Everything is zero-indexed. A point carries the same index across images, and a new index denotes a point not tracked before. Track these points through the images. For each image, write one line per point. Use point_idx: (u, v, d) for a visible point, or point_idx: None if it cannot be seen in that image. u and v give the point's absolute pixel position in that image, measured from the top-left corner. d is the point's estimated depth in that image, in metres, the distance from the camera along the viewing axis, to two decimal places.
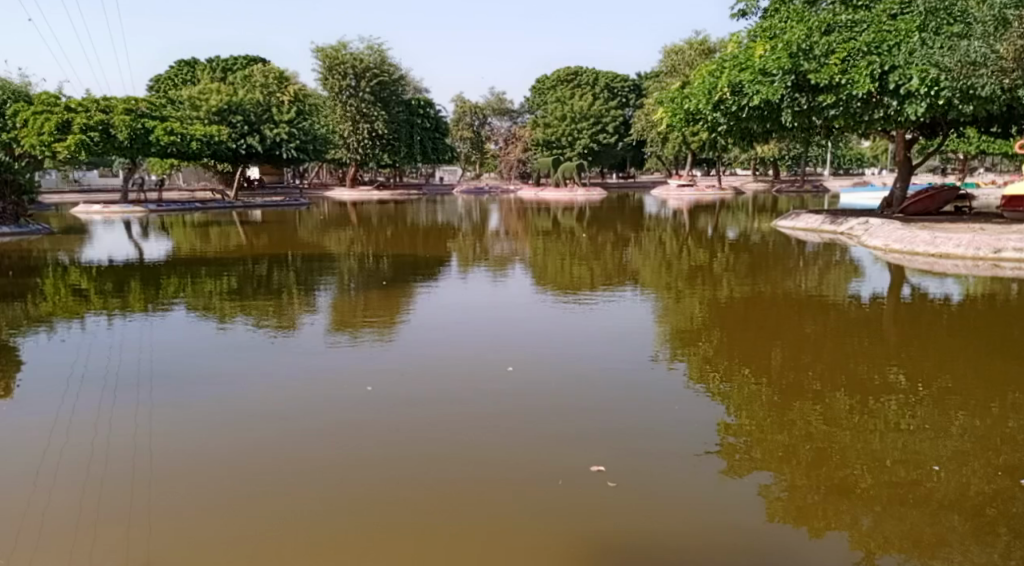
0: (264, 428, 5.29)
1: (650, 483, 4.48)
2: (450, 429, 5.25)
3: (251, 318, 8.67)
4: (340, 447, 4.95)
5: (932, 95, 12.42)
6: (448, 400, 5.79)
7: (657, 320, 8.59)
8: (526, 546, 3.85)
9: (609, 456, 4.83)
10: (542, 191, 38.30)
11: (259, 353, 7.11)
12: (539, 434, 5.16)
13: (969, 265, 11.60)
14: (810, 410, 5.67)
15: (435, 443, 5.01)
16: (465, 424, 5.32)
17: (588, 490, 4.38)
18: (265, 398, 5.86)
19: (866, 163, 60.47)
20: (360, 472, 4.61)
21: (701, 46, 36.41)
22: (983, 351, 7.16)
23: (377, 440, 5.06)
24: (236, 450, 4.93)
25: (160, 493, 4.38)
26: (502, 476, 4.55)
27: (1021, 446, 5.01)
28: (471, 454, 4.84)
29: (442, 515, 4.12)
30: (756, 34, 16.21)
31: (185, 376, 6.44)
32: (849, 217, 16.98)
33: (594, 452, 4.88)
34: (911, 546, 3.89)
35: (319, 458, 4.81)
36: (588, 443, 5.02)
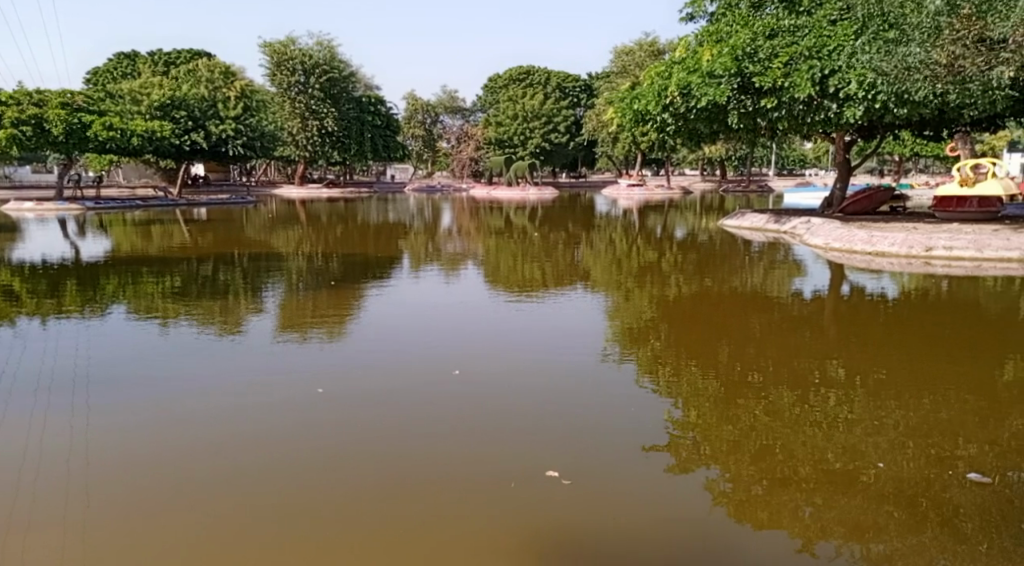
0: (206, 431, 5.30)
1: (600, 480, 4.62)
2: (399, 430, 5.31)
3: (195, 318, 8.65)
4: (290, 450, 4.99)
5: (869, 97, 12.89)
6: (396, 401, 5.86)
7: (606, 317, 8.79)
8: (476, 546, 3.95)
9: (563, 455, 4.94)
10: (494, 190, 38.39)
11: (201, 353, 7.13)
12: (486, 434, 5.25)
13: (903, 263, 12.04)
14: (753, 404, 5.89)
15: (386, 445, 5.06)
16: (414, 426, 5.39)
17: (538, 489, 4.50)
18: (206, 400, 5.88)
19: (809, 165, 61.79)
20: (315, 475, 4.66)
21: (652, 47, 36.90)
22: (919, 346, 7.48)
23: (331, 443, 5.11)
24: (186, 453, 4.95)
25: (104, 499, 4.39)
26: (455, 477, 4.64)
27: (950, 436, 5.28)
28: (420, 456, 4.92)
29: (402, 517, 4.20)
30: (703, 38, 16.52)
31: (123, 379, 6.41)
32: (792, 217, 17.46)
33: (544, 451, 5.00)
34: (846, 533, 4.10)
35: (268, 460, 4.85)
36: (542, 441, 5.15)
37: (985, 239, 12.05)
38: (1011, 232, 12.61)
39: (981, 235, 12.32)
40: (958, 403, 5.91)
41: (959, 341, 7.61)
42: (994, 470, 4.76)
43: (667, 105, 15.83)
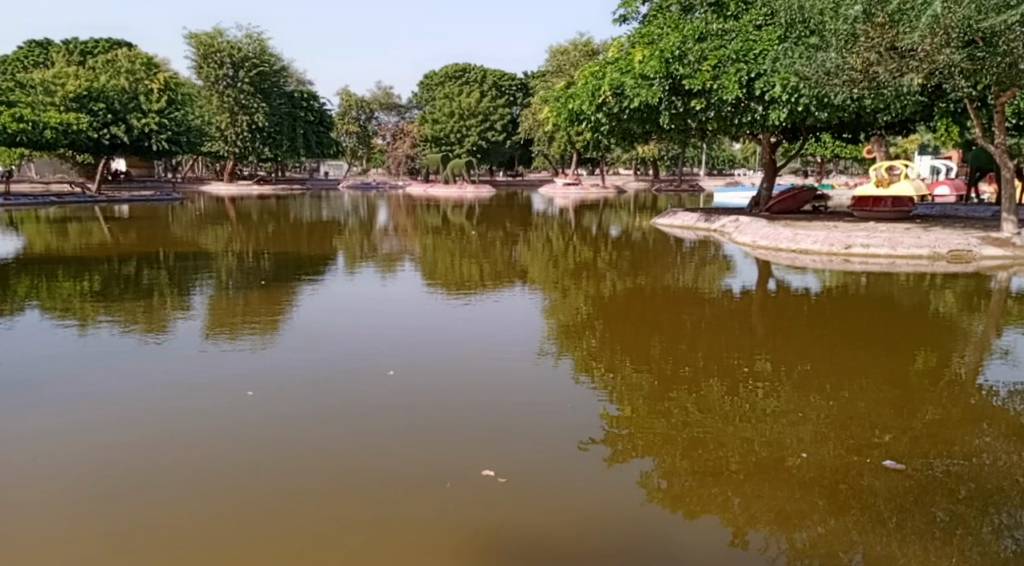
0: (135, 437, 5.23)
1: (535, 477, 4.73)
2: (336, 432, 5.33)
3: (117, 320, 8.45)
4: (224, 455, 4.97)
5: (792, 101, 13.33)
6: (331, 403, 5.88)
7: (543, 315, 8.94)
8: (413, 546, 4.01)
9: (497, 454, 5.04)
10: (431, 188, 38.30)
11: (125, 357, 7.00)
12: (422, 435, 5.31)
13: (825, 260, 12.52)
14: (685, 398, 6.11)
15: (323, 448, 5.09)
16: (350, 428, 5.42)
17: (475, 488, 4.58)
18: (134, 405, 5.78)
19: (738, 165, 63.44)
20: (250, 480, 4.64)
21: (586, 48, 37.40)
22: (840, 339, 7.83)
23: (266, 447, 5.09)
24: (114, 461, 4.87)
25: (30, 509, 4.31)
26: (393, 478, 4.69)
27: (868, 425, 5.57)
28: (357, 458, 4.95)
29: (340, 521, 4.23)
30: (635, 39, 16.81)
31: (42, 384, 6.25)
32: (721, 216, 17.95)
33: (480, 451, 5.09)
34: (773, 520, 4.30)
35: (203, 465, 4.83)
36: (479, 441, 5.24)
37: (900, 237, 12.63)
38: (923, 231, 13.25)
39: (896, 234, 12.91)
40: (875, 393, 6.22)
41: (876, 334, 7.99)
42: (908, 457, 5.04)
43: (601, 105, 16.08)
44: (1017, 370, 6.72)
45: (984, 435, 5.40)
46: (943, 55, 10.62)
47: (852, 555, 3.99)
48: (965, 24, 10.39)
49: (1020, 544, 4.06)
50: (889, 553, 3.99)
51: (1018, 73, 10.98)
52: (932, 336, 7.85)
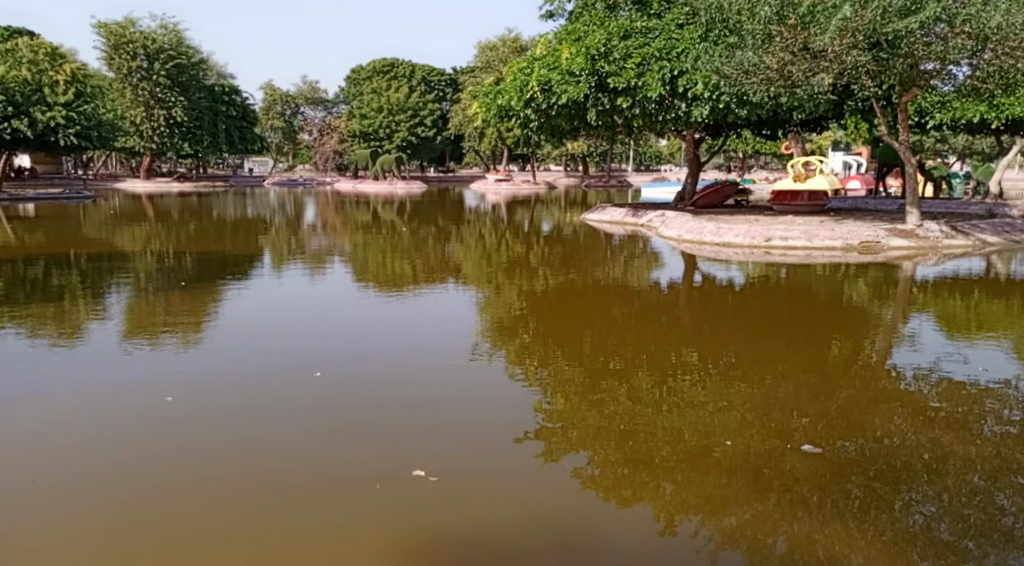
0: (52, 447, 5.09)
1: (465, 474, 4.78)
2: (264, 437, 5.29)
3: (25, 326, 8.16)
4: (149, 463, 4.89)
5: (714, 98, 13.83)
6: (259, 407, 5.82)
7: (477, 312, 9.01)
8: (345, 548, 4.02)
9: (429, 453, 5.07)
10: (360, 184, 37.92)
11: (37, 364, 6.77)
12: (352, 436, 5.31)
13: (747, 253, 12.93)
14: (615, 390, 6.27)
15: (253, 453, 5.05)
16: (279, 432, 5.38)
17: (406, 487, 4.61)
18: (50, 414, 5.62)
19: (664, 161, 64.69)
20: (176, 489, 4.57)
21: (514, 44, 37.61)
22: (761, 329, 8.13)
23: (191, 454, 5.01)
24: (30, 475, 4.72)
25: None
26: (323, 481, 4.68)
27: (789, 411, 5.81)
28: (286, 462, 4.93)
29: (269, 527, 4.19)
30: (562, 36, 16.97)
31: None
32: (648, 211, 18.33)
33: (411, 450, 5.12)
34: (700, 506, 4.42)
35: (127, 474, 4.74)
36: (411, 440, 5.27)
37: (816, 230, 13.13)
38: (837, 223, 13.80)
39: (812, 227, 13.41)
40: (794, 381, 6.48)
41: (796, 324, 8.31)
42: (826, 441, 5.26)
43: (529, 101, 16.20)
44: (922, 354, 7.11)
45: (894, 418, 5.68)
46: (851, 56, 11.18)
47: (774, 536, 4.14)
48: (871, 28, 10.94)
49: (928, 518, 4.27)
50: (809, 533, 4.15)
51: (920, 73, 11.57)
52: (847, 324, 8.20)
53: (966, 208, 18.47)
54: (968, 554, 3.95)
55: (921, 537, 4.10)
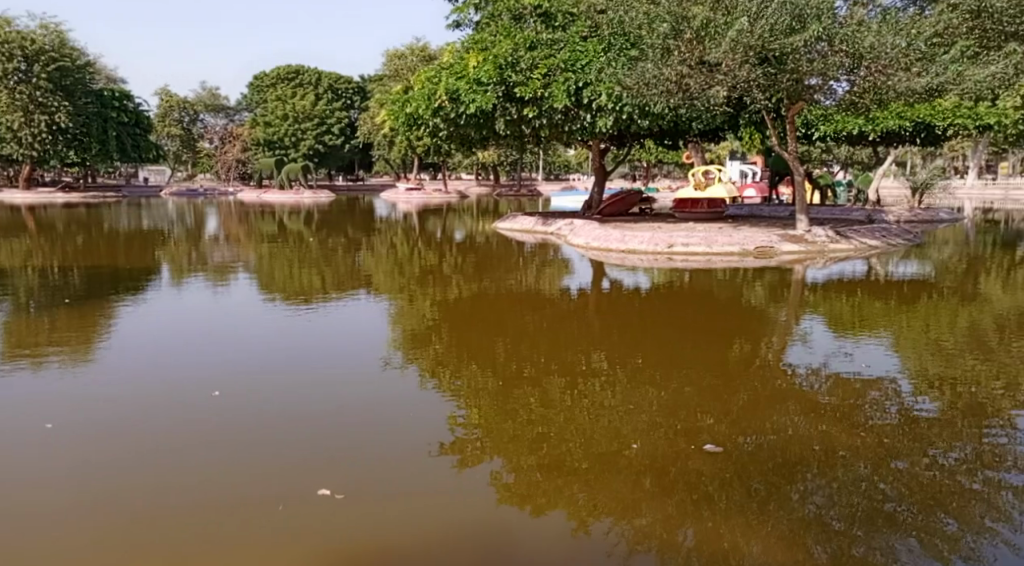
0: None
1: (373, 491, 4.78)
2: (163, 461, 5.16)
3: None
4: (40, 494, 4.70)
5: (617, 109, 14.27)
6: (158, 430, 5.67)
7: (389, 323, 9.00)
8: None
9: (336, 470, 5.05)
10: (265, 193, 37.12)
11: None
12: (256, 456, 5.23)
13: (651, 260, 13.31)
14: (528, 396, 6.41)
15: (152, 478, 4.92)
16: (180, 454, 5.26)
17: (311, 506, 4.58)
18: None
19: (573, 171, 65.73)
20: (67, 524, 4.39)
21: (422, 52, 37.57)
22: (667, 332, 8.42)
23: (84, 485, 4.83)
24: None
25: None
26: (226, 505, 4.60)
27: (694, 411, 6.05)
28: (188, 486, 4.83)
29: (170, 559, 4.08)
30: (469, 44, 17.06)
31: None
32: (557, 219, 18.66)
33: (318, 467, 5.09)
34: (612, 508, 4.57)
35: (16, 507, 4.56)
36: (318, 457, 5.23)
37: (715, 237, 13.66)
38: (734, 230, 14.40)
39: (711, 234, 13.95)
40: (699, 382, 6.75)
41: (700, 326, 8.64)
42: (729, 440, 5.51)
43: (437, 109, 16.27)
44: (813, 353, 7.53)
45: (792, 414, 5.99)
46: (744, 70, 11.68)
47: (682, 533, 4.31)
48: (761, 44, 11.52)
49: (820, 506, 4.54)
50: (714, 528, 4.34)
51: (805, 88, 12.26)
52: (747, 326, 8.58)
53: (850, 214, 19.55)
54: (856, 538, 4.21)
55: (814, 525, 4.35)
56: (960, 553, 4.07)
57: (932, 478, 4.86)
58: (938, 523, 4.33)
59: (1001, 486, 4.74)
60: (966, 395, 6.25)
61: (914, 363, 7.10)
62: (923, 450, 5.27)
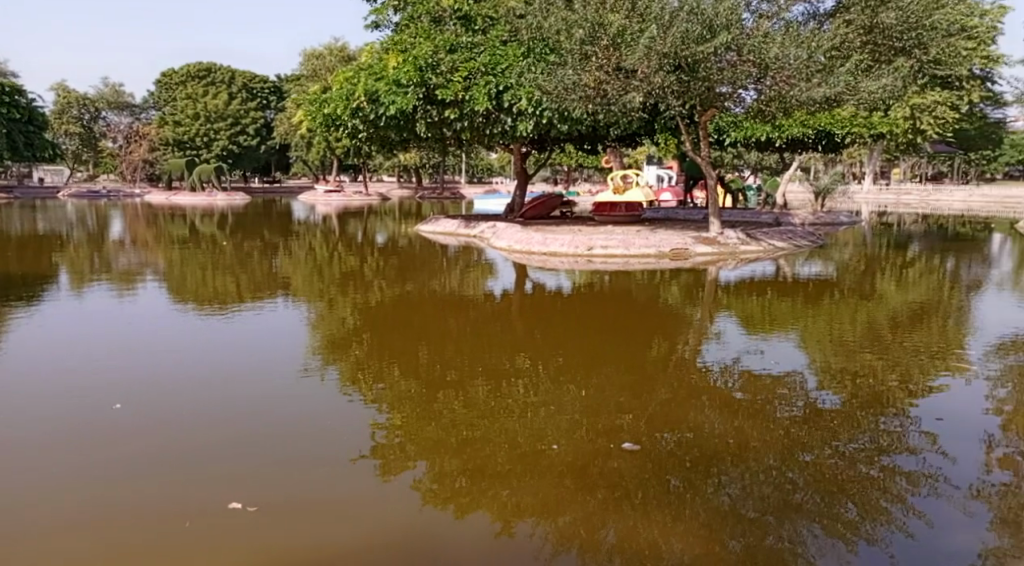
0: None
1: (285, 502, 4.72)
2: (66, 477, 5.00)
3: None
4: None
5: (537, 114, 14.48)
6: (62, 445, 5.48)
7: (309, 329, 8.91)
8: None
9: (250, 482, 4.97)
10: (175, 195, 36.07)
11: None
12: (165, 470, 5.11)
13: (572, 261, 13.55)
14: (452, 399, 6.47)
15: (54, 496, 4.75)
16: (84, 470, 5.10)
17: (222, 521, 4.50)
18: None
19: (496, 174, 66.00)
20: None
21: (341, 53, 37.15)
22: (588, 333, 8.59)
23: None
24: None
25: None
26: (130, 523, 4.48)
27: (615, 410, 6.22)
28: (91, 503, 4.68)
29: None
30: (388, 45, 16.92)
31: None
32: (480, 222, 18.80)
33: (230, 479, 5.00)
34: (536, 509, 4.65)
35: None
36: (230, 469, 5.14)
37: (632, 239, 14.00)
38: (650, 232, 14.79)
39: (629, 236, 14.30)
40: (621, 381, 6.94)
41: (619, 327, 8.85)
42: (648, 438, 5.67)
43: (356, 110, 16.19)
44: (725, 350, 7.83)
45: (708, 410, 6.23)
46: (659, 77, 12.01)
47: (605, 531, 4.42)
48: (674, 52, 11.87)
49: (734, 498, 4.75)
50: (633, 523, 4.48)
51: (716, 95, 12.71)
52: (666, 325, 8.84)
53: (760, 217, 20.34)
54: (768, 526, 4.41)
55: (727, 516, 4.53)
56: (861, 537, 4.32)
57: (835, 467, 5.14)
58: (841, 509, 4.59)
59: (896, 472, 5.06)
60: (864, 387, 6.63)
61: (820, 358, 7.48)
62: (826, 441, 5.56)
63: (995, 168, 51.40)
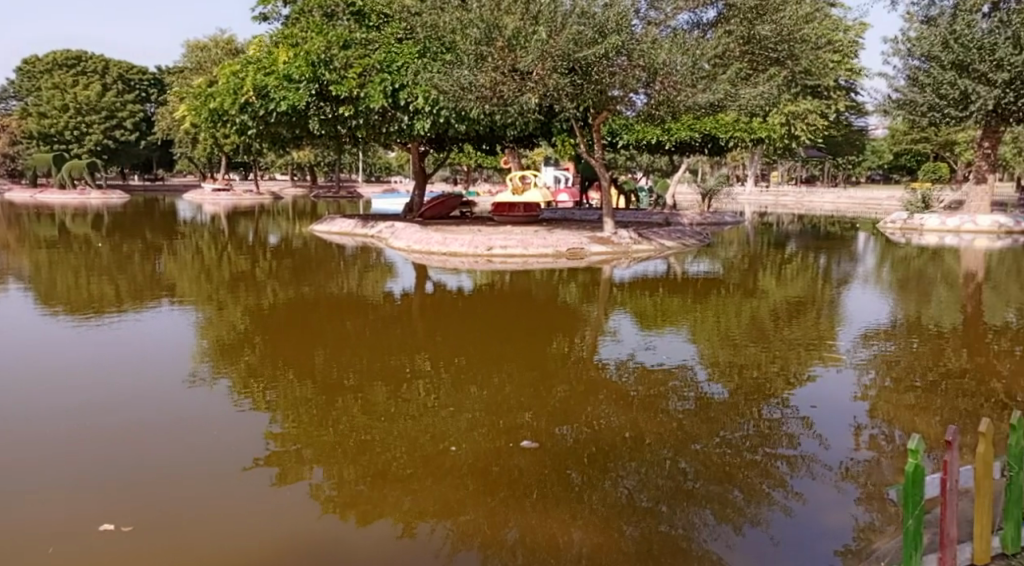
0: None
1: (163, 521, 4.55)
2: None
3: None
4: None
5: (433, 112, 14.66)
6: None
7: (196, 336, 8.66)
8: None
9: (126, 501, 4.78)
10: (44, 193, 34.15)
11: None
12: (37, 491, 4.87)
13: (472, 261, 13.70)
14: (350, 404, 6.48)
15: None
16: None
17: (93, 543, 4.29)
18: None
19: (394, 173, 65.49)
20: None
21: (227, 46, 36.02)
22: (487, 333, 8.73)
23: None
24: None
25: None
26: None
27: (516, 409, 6.40)
28: None
29: None
30: (278, 38, 16.44)
31: None
32: (377, 222, 18.71)
33: (106, 498, 4.80)
34: (437, 510, 4.73)
35: None
36: (108, 487, 4.94)
37: (530, 239, 14.27)
38: (548, 232, 15.12)
39: (528, 236, 14.57)
40: (521, 379, 7.12)
41: (520, 326, 9.03)
42: (547, 435, 5.85)
43: (244, 105, 15.91)
44: (621, 346, 8.13)
45: (604, 406, 6.48)
46: (552, 79, 12.34)
47: (507, 528, 4.54)
48: (566, 55, 12.17)
49: (631, 490, 4.97)
50: (535, 520, 4.62)
51: (608, 98, 13.12)
52: (566, 324, 9.10)
53: (651, 216, 21.08)
54: (661, 516, 4.64)
55: (626, 508, 4.74)
56: (747, 520, 4.61)
57: (723, 456, 5.45)
58: (728, 495, 4.89)
59: (777, 457, 5.42)
60: (749, 379, 7.05)
61: (708, 352, 7.90)
62: (714, 432, 5.89)
63: (862, 172, 54.82)
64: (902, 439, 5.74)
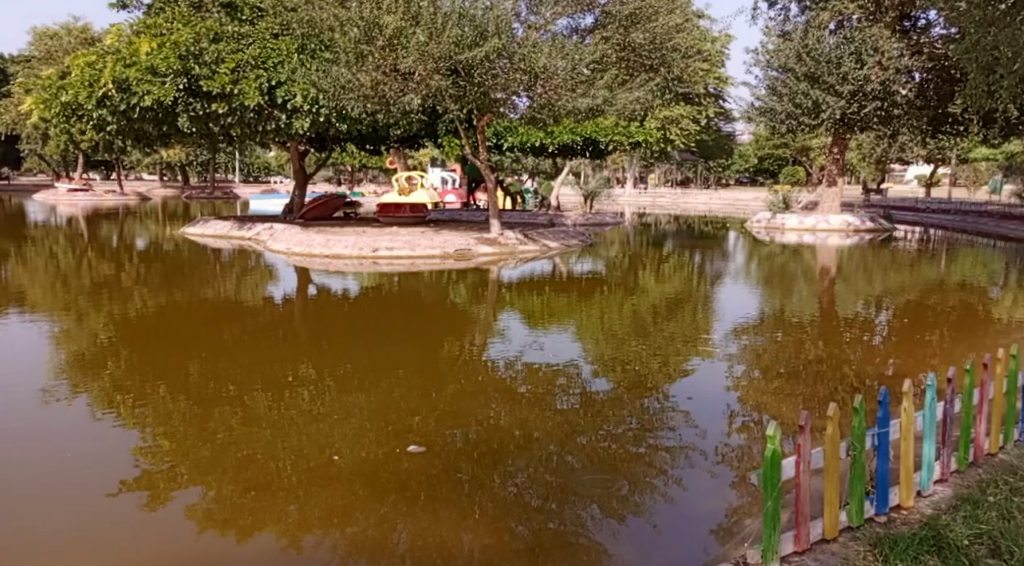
0: None
1: (15, 554, 4.36)
2: None
3: None
4: None
5: (314, 111, 14.71)
6: None
7: (54, 349, 8.26)
8: None
9: None
10: None
11: None
12: None
13: (357, 263, 13.63)
14: (229, 416, 6.38)
15: None
16: None
17: None
18: None
19: (272, 174, 63.80)
20: None
21: (83, 34, 34.15)
22: (372, 336, 8.76)
23: None
24: None
25: None
26: None
27: (404, 412, 6.49)
28: None
29: None
30: (139, 29, 15.77)
31: None
32: (254, 224, 18.28)
33: None
34: (323, 521, 4.76)
35: None
36: None
37: (417, 241, 14.32)
38: (434, 233, 15.23)
39: (414, 237, 14.63)
40: (408, 382, 7.21)
41: (407, 329, 9.10)
42: (435, 438, 5.96)
43: (102, 99, 15.06)
44: (509, 346, 8.32)
45: (491, 404, 6.67)
46: (435, 79, 12.34)
47: (396, 534, 4.62)
48: (448, 56, 12.28)
49: (520, 488, 5.16)
50: (425, 525, 4.73)
51: (491, 101, 13.27)
52: (454, 324, 9.26)
53: (535, 217, 21.55)
54: (549, 512, 4.83)
55: (515, 506, 4.92)
56: (630, 509, 4.86)
57: (607, 449, 5.72)
58: (613, 486, 5.15)
59: (658, 447, 5.74)
60: (630, 373, 7.38)
61: (589, 348, 8.23)
62: (598, 425, 6.17)
63: (728, 172, 57.59)
64: (769, 424, 6.18)
